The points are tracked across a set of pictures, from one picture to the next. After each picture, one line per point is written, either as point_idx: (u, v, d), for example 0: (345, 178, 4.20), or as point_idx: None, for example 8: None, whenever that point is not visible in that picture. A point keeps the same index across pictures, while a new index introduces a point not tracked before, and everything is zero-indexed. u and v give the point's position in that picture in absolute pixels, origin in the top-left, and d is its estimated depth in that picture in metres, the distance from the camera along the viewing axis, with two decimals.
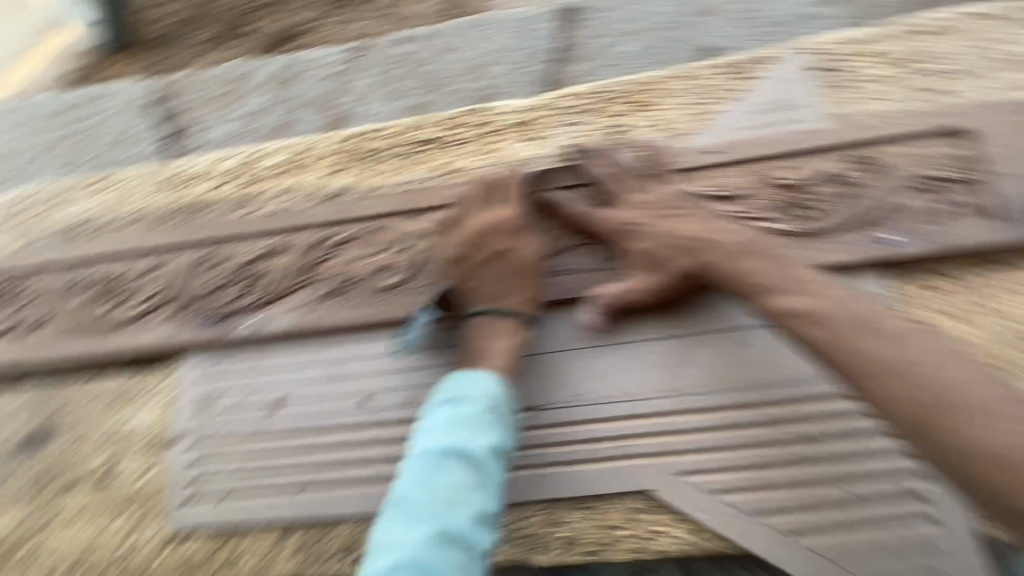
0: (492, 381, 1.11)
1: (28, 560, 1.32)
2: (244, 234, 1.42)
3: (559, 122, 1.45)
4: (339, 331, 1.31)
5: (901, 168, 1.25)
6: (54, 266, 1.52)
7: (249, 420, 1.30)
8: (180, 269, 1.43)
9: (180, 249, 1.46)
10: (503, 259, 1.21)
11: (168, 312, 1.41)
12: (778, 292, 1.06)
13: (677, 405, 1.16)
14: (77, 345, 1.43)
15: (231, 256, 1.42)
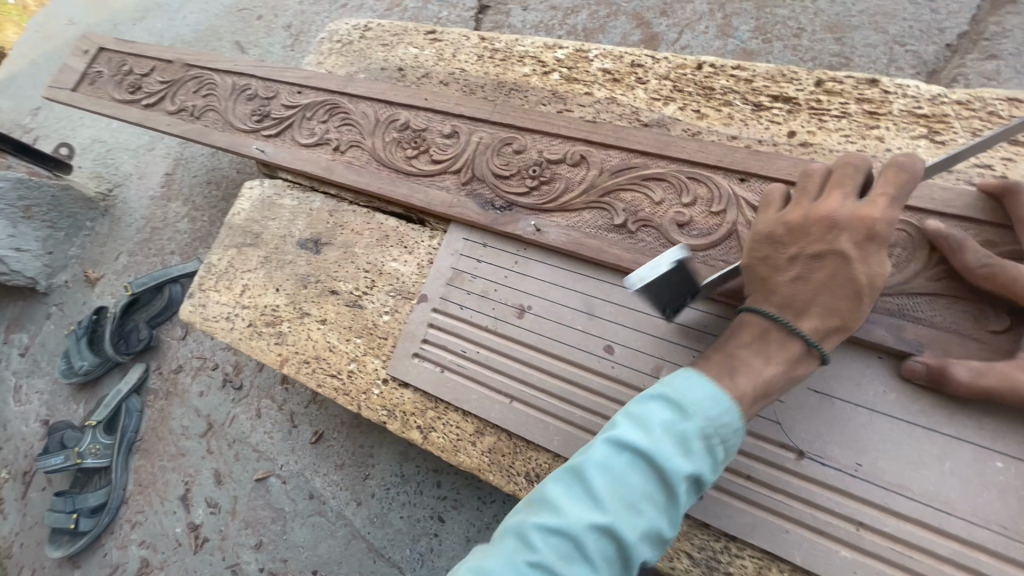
0: (729, 406, 0.81)
1: (284, 333, 1.51)
2: (549, 132, 1.36)
3: (976, 133, 1.12)
4: (610, 268, 1.22)
5: None
6: (373, 99, 1.63)
7: (491, 312, 1.30)
8: (480, 144, 1.44)
9: (484, 125, 1.46)
10: (832, 268, 0.87)
11: (456, 180, 1.44)
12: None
13: (1001, 547, 0.88)
14: (372, 174, 1.54)
15: (530, 149, 1.38)
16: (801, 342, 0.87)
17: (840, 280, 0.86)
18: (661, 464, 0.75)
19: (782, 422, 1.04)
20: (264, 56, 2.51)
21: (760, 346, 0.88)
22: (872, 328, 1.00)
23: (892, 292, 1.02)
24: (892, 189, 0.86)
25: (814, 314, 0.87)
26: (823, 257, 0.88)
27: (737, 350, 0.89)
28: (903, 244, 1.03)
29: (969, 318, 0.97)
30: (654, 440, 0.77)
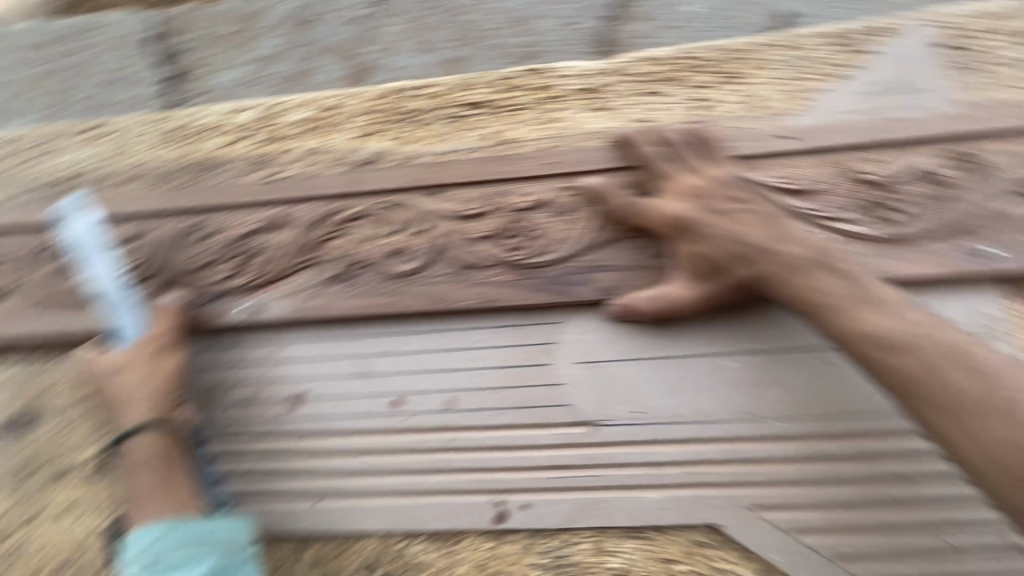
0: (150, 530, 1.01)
1: (22, 545, 1.18)
2: (241, 204, 1.26)
3: (634, 89, 1.19)
4: (365, 320, 1.15)
5: (1012, 168, 1.05)
6: (13, 230, 1.29)
7: (264, 415, 1.17)
8: (161, 238, 1.25)
9: (162, 217, 1.27)
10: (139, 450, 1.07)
11: (148, 289, 1.23)
12: (887, 302, 0.88)
13: (754, 431, 1.02)
14: (45, 320, 1.23)
15: (221, 229, 1.25)
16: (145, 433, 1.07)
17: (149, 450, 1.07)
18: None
19: (569, 404, 1.07)
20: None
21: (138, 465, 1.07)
22: (577, 289, 1.09)
23: (582, 252, 1.10)
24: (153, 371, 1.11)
25: (145, 477, 1.07)
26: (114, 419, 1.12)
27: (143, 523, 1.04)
28: (578, 206, 1.12)
29: (644, 252, 1.08)
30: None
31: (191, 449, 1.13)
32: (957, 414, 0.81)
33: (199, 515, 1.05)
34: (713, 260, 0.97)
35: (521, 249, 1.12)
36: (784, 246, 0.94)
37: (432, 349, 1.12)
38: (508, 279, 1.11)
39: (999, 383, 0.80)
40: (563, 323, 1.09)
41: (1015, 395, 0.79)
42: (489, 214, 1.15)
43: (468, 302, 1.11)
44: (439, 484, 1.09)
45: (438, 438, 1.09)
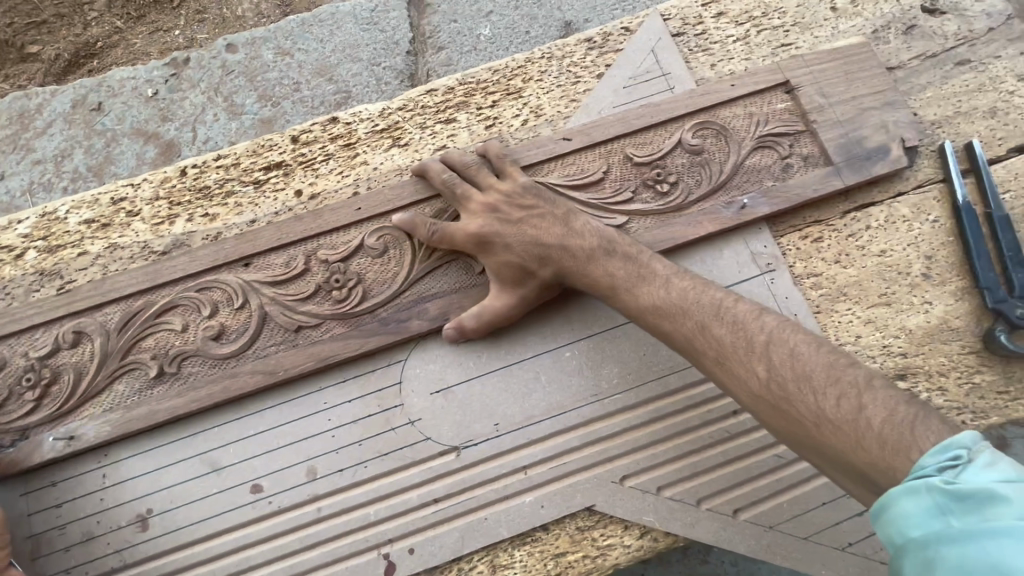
0: None
1: None
2: (22, 328, 1.13)
3: (422, 124, 1.29)
4: (201, 412, 1.10)
5: (746, 127, 1.23)
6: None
7: (109, 547, 1.06)
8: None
9: None
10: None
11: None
12: (663, 271, 0.98)
13: (602, 409, 1.10)
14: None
15: (11, 359, 1.12)
16: None
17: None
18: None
19: (429, 435, 1.09)
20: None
21: None
22: (408, 324, 1.12)
23: (405, 286, 1.14)
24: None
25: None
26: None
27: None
28: (391, 244, 1.16)
29: (463, 272, 1.14)
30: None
31: None
32: (730, 363, 0.89)
33: None
34: (518, 266, 1.03)
35: (347, 299, 1.14)
36: (573, 239, 1.03)
37: (281, 423, 1.09)
38: (342, 330, 1.12)
39: (755, 329, 0.89)
40: (405, 361, 1.13)
41: (771, 332, 0.87)
42: (308, 271, 1.15)
43: (305, 365, 1.10)
44: (319, 557, 1.05)
45: (308, 511, 1.06)
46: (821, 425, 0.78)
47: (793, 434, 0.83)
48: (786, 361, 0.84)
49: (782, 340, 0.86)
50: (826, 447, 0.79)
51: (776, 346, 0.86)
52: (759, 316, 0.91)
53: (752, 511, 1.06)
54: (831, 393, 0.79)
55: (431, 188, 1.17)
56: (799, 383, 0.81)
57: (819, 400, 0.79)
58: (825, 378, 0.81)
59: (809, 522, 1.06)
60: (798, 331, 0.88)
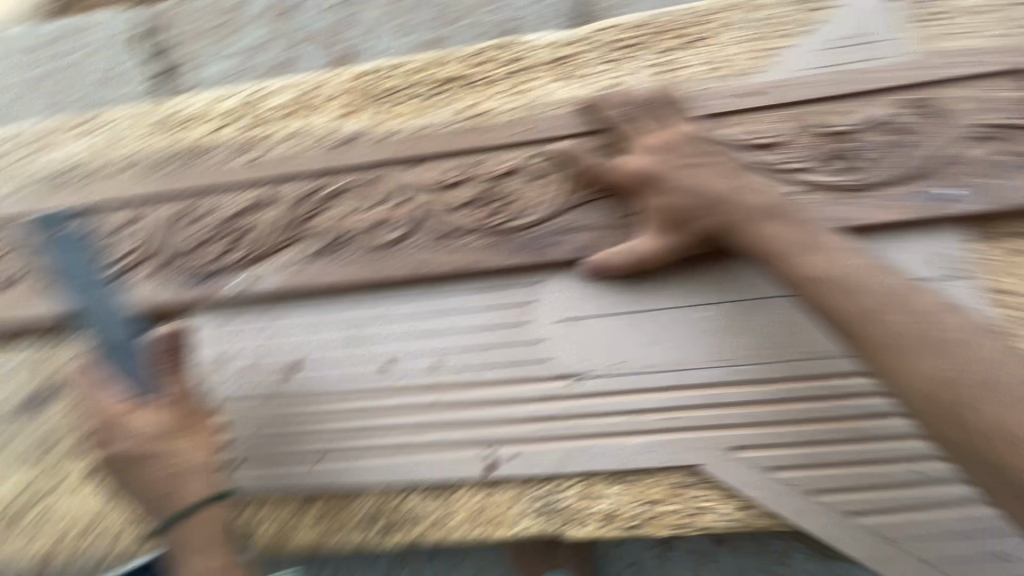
0: None
1: (52, 508, 1.32)
2: (219, 185, 1.29)
3: (598, 59, 1.23)
4: (353, 289, 1.21)
5: (965, 113, 1.09)
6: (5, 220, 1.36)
7: (263, 384, 1.22)
8: (154, 222, 1.30)
9: (148, 202, 1.32)
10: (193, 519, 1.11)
11: (146, 269, 1.30)
12: (839, 245, 0.93)
13: (731, 376, 1.06)
14: (49, 300, 1.32)
15: (208, 209, 1.29)
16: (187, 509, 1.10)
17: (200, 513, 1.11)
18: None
19: (550, 359, 1.13)
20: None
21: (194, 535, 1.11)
22: (552, 250, 1.14)
23: (557, 214, 1.15)
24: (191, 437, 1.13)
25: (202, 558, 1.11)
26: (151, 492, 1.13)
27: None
28: (551, 170, 1.17)
29: (615, 210, 1.13)
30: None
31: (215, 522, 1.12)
32: (898, 355, 0.84)
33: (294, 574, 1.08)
34: (681, 211, 1.01)
35: (497, 214, 1.18)
36: (747, 195, 0.99)
37: (420, 314, 1.18)
38: (487, 243, 1.17)
39: (937, 324, 0.84)
40: (542, 284, 1.15)
41: (952, 332, 0.83)
42: (466, 182, 1.20)
43: (450, 268, 1.17)
44: (432, 440, 1.14)
45: (429, 397, 1.15)
46: (994, 437, 0.77)
47: (956, 440, 0.81)
48: (965, 365, 0.81)
49: (963, 341, 0.82)
50: (993, 459, 0.78)
51: (956, 346, 0.82)
52: (939, 311, 0.86)
53: (870, 516, 1.01)
54: (1012, 407, 0.77)
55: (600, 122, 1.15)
56: (978, 391, 0.79)
57: (998, 412, 0.78)
58: (1005, 388, 0.79)
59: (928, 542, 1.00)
60: (977, 333, 0.84)
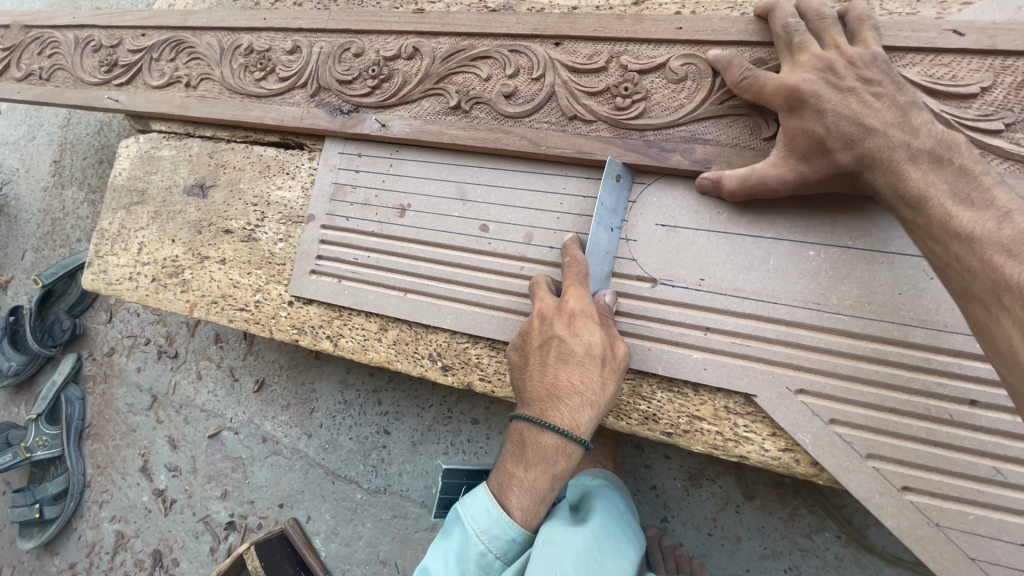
0: (518, 438, 1.03)
1: (188, 280, 1.54)
2: (383, 29, 1.41)
3: None
4: (472, 151, 1.29)
5: None
6: (215, 28, 1.62)
7: (376, 217, 1.36)
8: (321, 54, 1.46)
9: (322, 36, 1.48)
10: (578, 374, 1.01)
11: (305, 94, 1.47)
12: (1008, 204, 0.79)
13: (817, 321, 1.02)
14: (226, 104, 1.55)
15: (368, 51, 1.42)
16: (551, 431, 0.98)
17: (597, 380, 1.01)
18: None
19: (636, 259, 1.15)
20: (112, 6, 2.30)
21: (525, 440, 1.01)
22: (669, 156, 1.12)
23: (685, 120, 1.13)
24: (598, 321, 1.07)
25: (591, 417, 1.00)
26: (542, 358, 1.05)
27: (569, 465, 0.99)
28: (693, 75, 1.14)
29: (749, 131, 1.09)
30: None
31: (515, 421, 1.04)
32: None
33: (518, 450, 1.02)
34: (819, 138, 0.94)
35: (626, 109, 1.17)
36: (903, 131, 0.89)
37: (524, 188, 1.24)
38: (608, 135, 1.18)
39: None
40: (648, 186, 1.17)
41: None
42: (605, 71, 1.20)
43: (563, 150, 1.19)
44: (504, 302, 1.22)
45: (513, 264, 1.23)
46: None
47: None
48: None
49: None
50: None
51: None
52: None
53: (924, 500, 0.95)
54: None
55: (764, 34, 1.09)
56: None
57: None
58: None
59: (988, 550, 0.91)
60: None
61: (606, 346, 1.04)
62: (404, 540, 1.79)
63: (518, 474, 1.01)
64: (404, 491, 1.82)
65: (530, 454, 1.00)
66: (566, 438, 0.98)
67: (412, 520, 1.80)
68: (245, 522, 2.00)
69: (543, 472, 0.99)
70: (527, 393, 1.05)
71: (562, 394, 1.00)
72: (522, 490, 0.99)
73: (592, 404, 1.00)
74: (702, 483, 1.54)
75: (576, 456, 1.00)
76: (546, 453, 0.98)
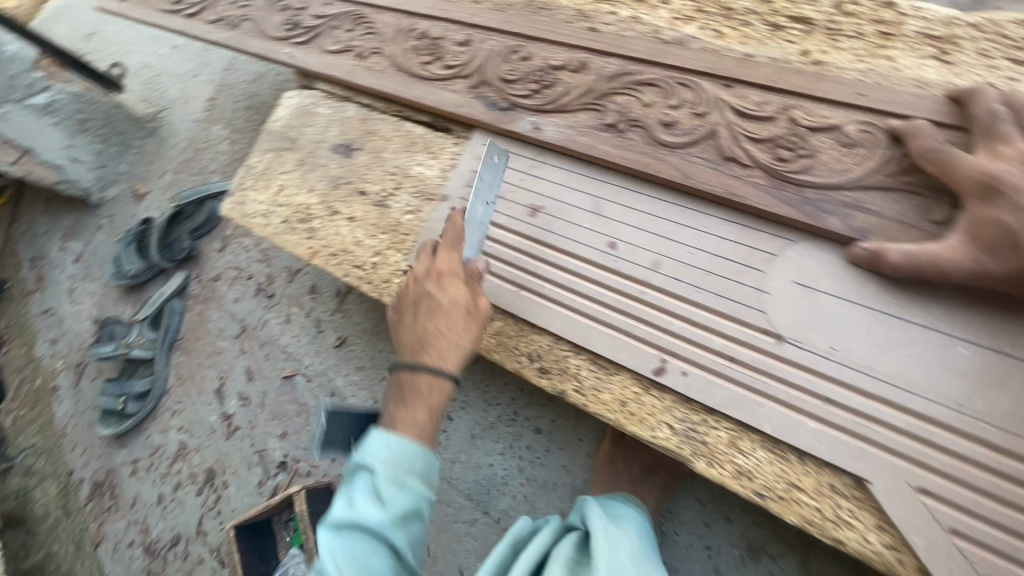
0: (396, 375, 1.13)
1: (315, 229, 1.64)
2: (556, 40, 1.47)
3: (982, 55, 1.15)
4: (617, 171, 1.32)
5: None
6: (395, 9, 1.74)
7: (507, 211, 1.41)
8: (490, 51, 1.54)
9: (494, 35, 1.56)
10: (442, 322, 1.14)
11: (467, 84, 1.55)
12: None
13: (955, 421, 0.96)
14: (390, 79, 1.66)
15: (535, 56, 1.48)
16: (427, 371, 1.10)
17: (460, 326, 1.15)
18: (372, 527, 0.94)
19: (766, 311, 1.12)
20: None
21: (414, 390, 1.09)
22: (826, 218, 1.09)
23: (849, 185, 1.10)
24: (465, 279, 1.20)
25: (458, 356, 1.13)
26: (416, 304, 1.18)
27: (439, 399, 1.10)
28: (867, 144, 1.11)
29: (917, 210, 1.05)
30: (361, 510, 0.96)
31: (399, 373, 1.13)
32: None
33: (393, 377, 1.14)
34: (1011, 233, 0.91)
35: (788, 161, 1.16)
36: None
37: (661, 216, 1.25)
38: (762, 182, 1.16)
39: None
40: (792, 243, 1.14)
41: None
42: (772, 120, 1.19)
43: (714, 187, 1.19)
44: (617, 321, 1.23)
45: (633, 286, 1.24)
46: None
47: None
48: None
49: None
50: None
51: None
52: None
53: None
54: None
55: (953, 119, 1.06)
56: None
57: None
58: None
59: None
60: None
61: (470, 301, 1.18)
62: (441, 527, 1.81)
63: (403, 422, 1.05)
64: (453, 479, 1.85)
65: (394, 376, 1.13)
66: (434, 373, 1.10)
67: (454, 509, 1.82)
68: (296, 466, 2.10)
69: (422, 407, 1.08)
70: (403, 340, 1.17)
71: (429, 338, 1.13)
72: (407, 427, 1.05)
73: (454, 345, 1.13)
74: (761, 555, 1.47)
75: (444, 392, 1.11)
76: (420, 390, 1.09)
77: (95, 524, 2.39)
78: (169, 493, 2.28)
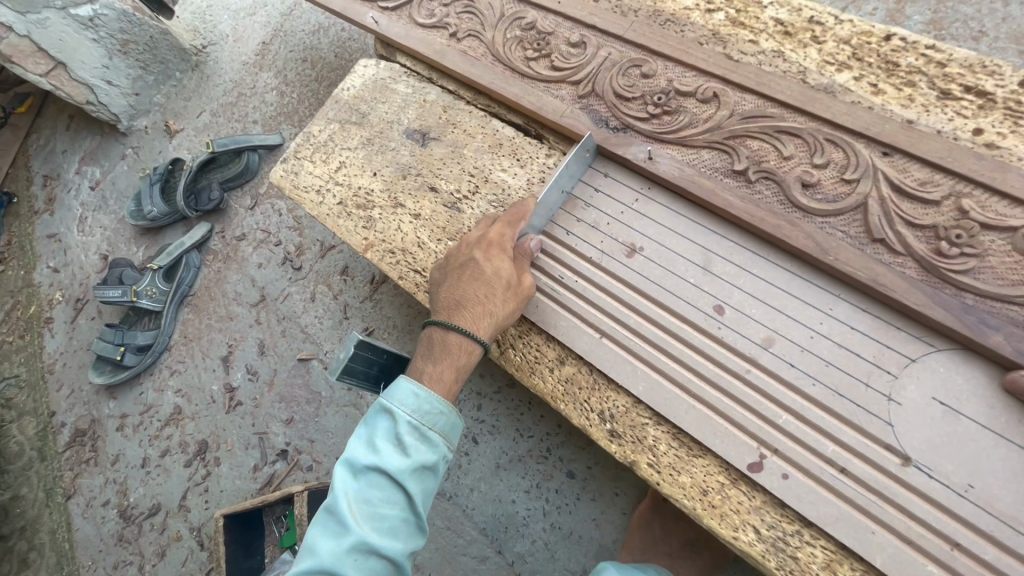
0: (429, 338, 1.15)
1: (374, 219, 1.47)
2: (686, 61, 1.30)
3: None
4: (737, 226, 1.17)
5: None
6: None
7: (599, 244, 1.25)
8: (607, 60, 1.37)
9: (613, 41, 1.39)
10: (481, 289, 1.15)
11: (574, 91, 1.39)
12: None
13: None
14: (486, 69, 1.49)
15: (659, 76, 1.31)
16: (457, 331, 1.12)
17: (500, 298, 1.16)
18: (390, 472, 0.95)
19: (894, 426, 0.98)
20: None
21: (435, 334, 1.14)
22: (988, 333, 0.95)
23: (1021, 300, 0.96)
24: (513, 255, 1.22)
25: (492, 325, 1.14)
26: (462, 270, 1.19)
27: (468, 362, 1.12)
28: None
29: None
30: (382, 455, 0.97)
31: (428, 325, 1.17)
32: None
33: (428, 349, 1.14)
34: None
35: (949, 257, 1.01)
36: None
37: (781, 287, 1.10)
38: (913, 275, 1.02)
39: None
40: (936, 352, 0.99)
41: None
42: (937, 205, 1.04)
43: (854, 270, 1.04)
44: (713, 398, 1.08)
45: (738, 361, 1.08)
46: None
47: None
48: None
49: None
50: None
51: None
52: None
53: None
54: None
55: None
56: None
57: None
58: None
59: None
60: None
61: (514, 277, 1.19)
62: (447, 557, 1.68)
63: (423, 368, 1.10)
64: (468, 508, 1.71)
65: (433, 355, 1.12)
66: (467, 335, 1.12)
67: (463, 540, 1.68)
68: (297, 457, 1.96)
69: (448, 367, 1.10)
70: (439, 300, 1.19)
71: (467, 303, 1.14)
72: (433, 380, 1.08)
73: (490, 313, 1.14)
74: None
75: (474, 354, 1.13)
76: (450, 352, 1.11)
77: (70, 474, 2.24)
78: (154, 458, 2.14)
